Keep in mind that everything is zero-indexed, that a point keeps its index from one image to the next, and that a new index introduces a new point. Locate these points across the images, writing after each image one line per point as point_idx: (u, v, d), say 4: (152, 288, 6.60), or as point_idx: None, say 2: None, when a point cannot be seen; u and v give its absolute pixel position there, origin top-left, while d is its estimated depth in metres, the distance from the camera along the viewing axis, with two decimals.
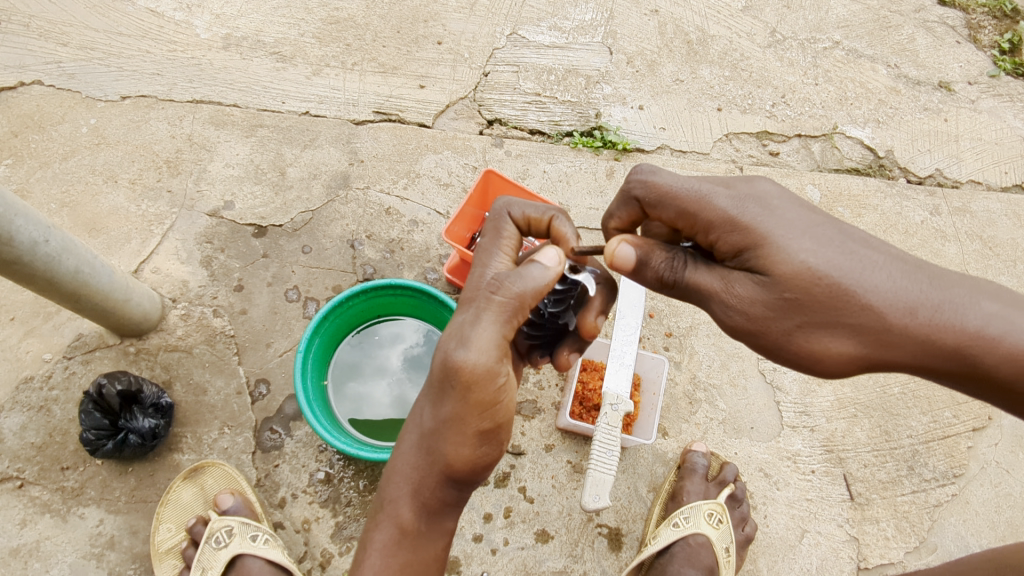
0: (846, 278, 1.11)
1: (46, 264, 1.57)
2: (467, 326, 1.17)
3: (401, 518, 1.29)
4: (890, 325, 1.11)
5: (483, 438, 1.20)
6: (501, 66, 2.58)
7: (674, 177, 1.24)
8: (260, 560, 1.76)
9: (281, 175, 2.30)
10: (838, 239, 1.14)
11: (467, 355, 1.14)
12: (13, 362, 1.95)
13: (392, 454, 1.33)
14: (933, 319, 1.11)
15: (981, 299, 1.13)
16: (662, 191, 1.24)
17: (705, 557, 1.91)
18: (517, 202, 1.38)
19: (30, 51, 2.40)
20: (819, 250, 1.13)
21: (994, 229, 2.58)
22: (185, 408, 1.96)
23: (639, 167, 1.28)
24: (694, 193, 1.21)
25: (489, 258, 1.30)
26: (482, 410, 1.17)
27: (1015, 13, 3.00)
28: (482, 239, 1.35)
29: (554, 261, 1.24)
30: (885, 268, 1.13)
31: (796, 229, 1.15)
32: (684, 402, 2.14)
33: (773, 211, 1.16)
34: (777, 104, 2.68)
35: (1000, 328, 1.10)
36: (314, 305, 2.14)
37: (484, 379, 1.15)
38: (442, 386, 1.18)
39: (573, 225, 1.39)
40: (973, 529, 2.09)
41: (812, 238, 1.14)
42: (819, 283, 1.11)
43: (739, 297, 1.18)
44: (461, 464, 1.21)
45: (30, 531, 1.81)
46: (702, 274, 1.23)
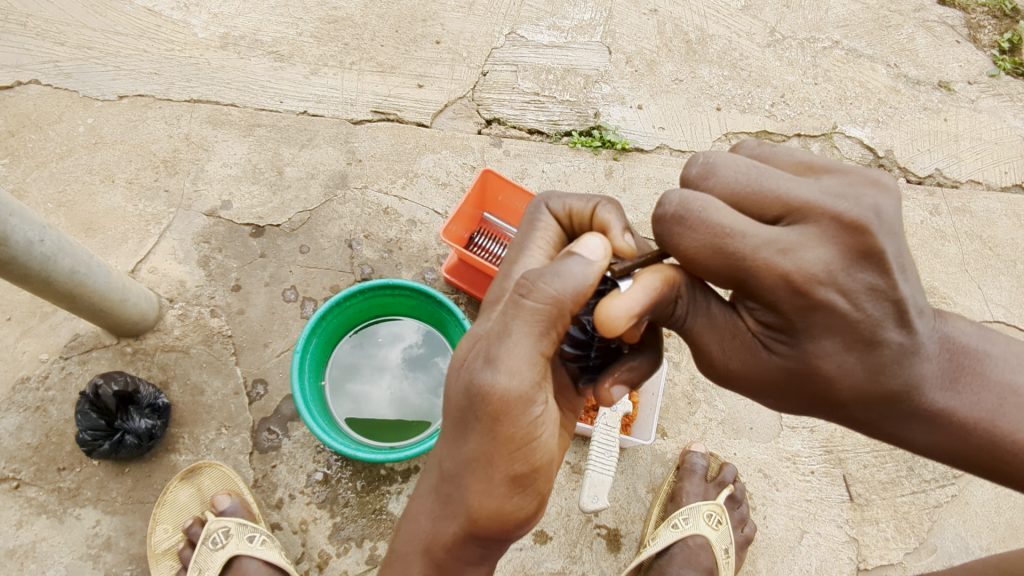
0: (845, 382, 1.09)
1: (41, 264, 1.56)
2: (495, 340, 1.10)
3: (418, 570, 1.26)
4: (859, 409, 1.13)
5: (513, 487, 1.14)
6: (500, 66, 2.57)
7: (713, 235, 1.02)
8: (257, 561, 1.77)
9: (279, 175, 2.29)
10: (861, 338, 1.05)
11: (494, 375, 1.07)
12: (9, 363, 1.94)
13: (417, 493, 1.31)
14: (902, 407, 1.11)
15: (951, 384, 1.11)
16: (690, 256, 1.05)
17: (704, 558, 1.91)
18: (558, 194, 1.31)
19: (27, 51, 2.39)
20: (832, 350, 1.07)
21: (994, 229, 2.57)
22: (181, 409, 1.95)
23: (670, 208, 1.05)
24: (733, 264, 1.03)
25: (520, 255, 1.25)
26: (510, 452, 1.11)
27: (1014, 13, 3.00)
28: (517, 233, 1.30)
29: (598, 253, 1.12)
30: (898, 361, 1.07)
31: (830, 312, 1.03)
32: (683, 402, 2.13)
33: (822, 282, 1.01)
34: (777, 103, 2.67)
35: (959, 413, 1.11)
36: (311, 305, 2.13)
37: (517, 407, 1.08)
38: (468, 420, 1.12)
39: (620, 215, 1.25)
40: (973, 530, 2.08)
41: (838, 334, 1.05)
42: (816, 379, 1.11)
43: (731, 357, 1.19)
44: (486, 515, 1.16)
45: (25, 533, 1.80)
46: (702, 324, 1.20)
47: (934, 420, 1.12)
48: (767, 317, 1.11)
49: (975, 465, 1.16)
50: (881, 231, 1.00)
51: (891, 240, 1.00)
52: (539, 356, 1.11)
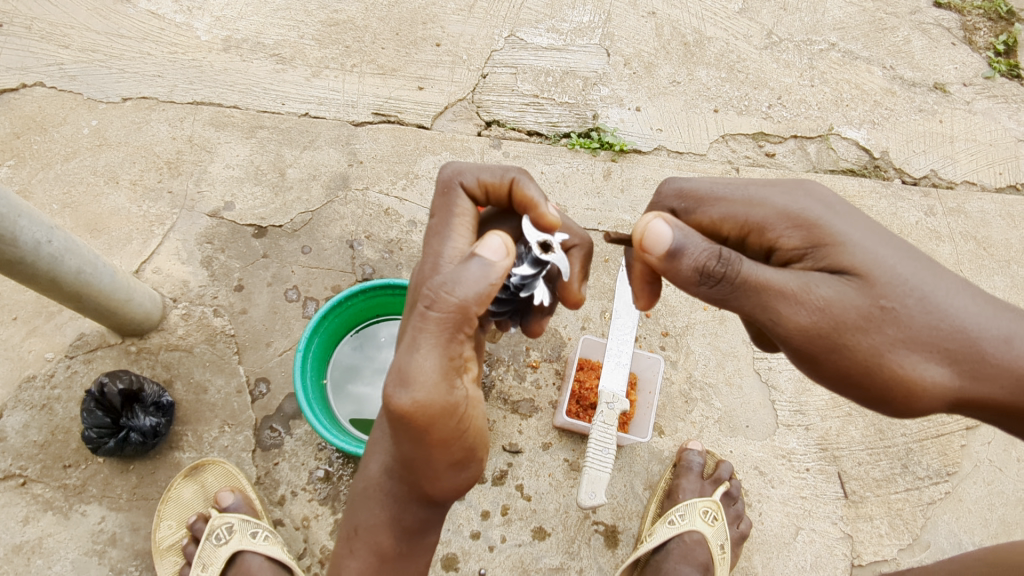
0: (934, 293, 1.12)
1: (49, 264, 1.59)
2: (403, 356, 1.11)
3: (381, 542, 1.38)
4: (962, 333, 1.11)
5: (455, 469, 1.21)
6: (499, 68, 2.60)
7: (706, 183, 1.35)
8: (259, 556, 1.80)
9: (281, 176, 2.32)
10: (917, 253, 1.16)
11: (407, 395, 1.07)
12: (15, 362, 1.97)
13: (365, 476, 1.39)
14: (1000, 327, 1.11)
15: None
16: (698, 196, 1.34)
17: (699, 554, 1.94)
18: (470, 169, 1.36)
19: (32, 53, 2.42)
20: (905, 260, 1.15)
21: (988, 230, 2.60)
22: (185, 407, 1.98)
23: (671, 180, 1.40)
24: (744, 195, 1.27)
25: (441, 244, 1.29)
26: (442, 449, 1.15)
27: (1009, 15, 3.03)
28: (435, 218, 1.35)
29: (500, 253, 1.15)
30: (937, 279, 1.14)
31: (878, 233, 1.18)
32: (680, 401, 2.16)
33: (847, 212, 1.20)
34: (773, 105, 2.70)
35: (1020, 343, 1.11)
36: (313, 305, 2.16)
37: (439, 416, 1.10)
38: (395, 431, 1.14)
39: (534, 184, 1.36)
40: (966, 527, 2.11)
41: (880, 247, 1.16)
42: (909, 295, 1.12)
43: (815, 299, 1.14)
44: (436, 492, 1.26)
45: (32, 529, 1.83)
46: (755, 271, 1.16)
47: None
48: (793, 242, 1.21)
49: None
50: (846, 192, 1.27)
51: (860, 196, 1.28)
52: (450, 363, 1.13)
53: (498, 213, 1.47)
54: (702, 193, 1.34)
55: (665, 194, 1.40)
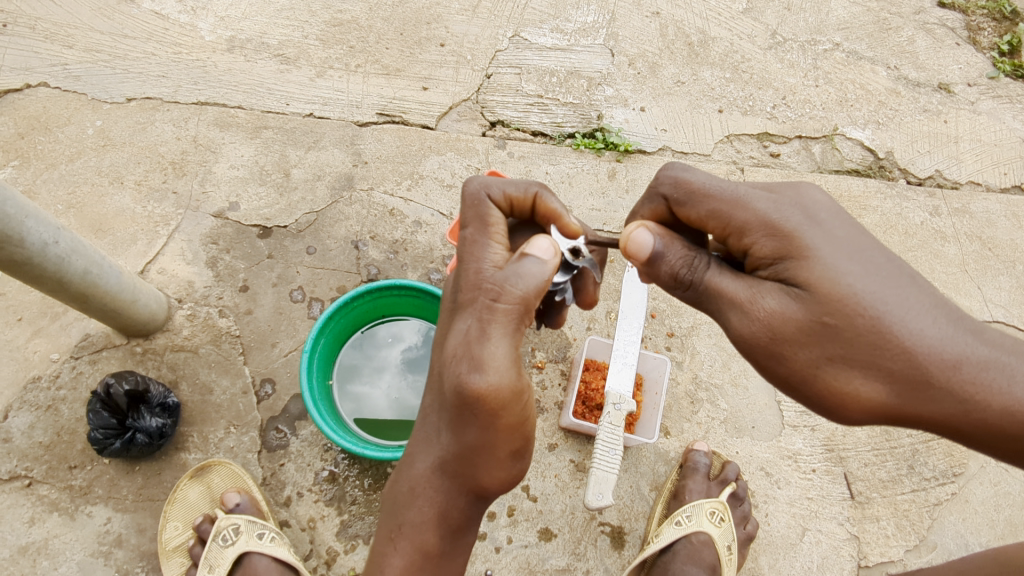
0: (888, 313, 1.08)
1: (56, 265, 1.59)
2: (475, 343, 1.15)
3: (425, 541, 1.32)
4: (908, 355, 1.07)
5: (514, 458, 1.25)
6: (504, 68, 2.60)
7: (705, 175, 1.24)
8: (266, 558, 1.79)
9: (286, 177, 2.31)
10: (888, 270, 1.11)
11: (483, 378, 1.12)
12: (20, 362, 1.97)
13: (407, 478, 1.33)
14: (948, 351, 1.07)
15: (981, 338, 1.10)
16: (691, 188, 1.23)
17: (707, 555, 1.93)
18: (495, 182, 1.32)
19: (35, 54, 2.41)
20: (868, 277, 1.10)
21: (993, 230, 2.59)
22: (190, 408, 1.98)
23: (671, 163, 1.27)
24: (732, 194, 1.19)
25: (482, 252, 1.26)
26: (510, 433, 1.19)
27: (1013, 15, 3.03)
28: (468, 231, 1.30)
29: (550, 253, 1.21)
30: (904, 299, 1.09)
31: (852, 248, 1.12)
32: (685, 402, 2.16)
33: (828, 223, 1.14)
34: (778, 105, 2.70)
35: (972, 369, 1.07)
36: (318, 305, 2.16)
37: (509, 401, 1.14)
38: (466, 415, 1.17)
39: (558, 198, 1.37)
40: (972, 527, 2.10)
41: (850, 263, 1.11)
42: (862, 313, 1.08)
43: (766, 311, 1.15)
44: (494, 485, 1.26)
45: (37, 530, 1.82)
46: (722, 280, 1.22)
47: (976, 376, 1.07)
48: (767, 249, 1.16)
49: (992, 435, 1.08)
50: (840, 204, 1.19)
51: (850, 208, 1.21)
52: (518, 353, 1.18)
53: (516, 224, 1.45)
54: (696, 185, 1.23)
55: (659, 180, 1.28)
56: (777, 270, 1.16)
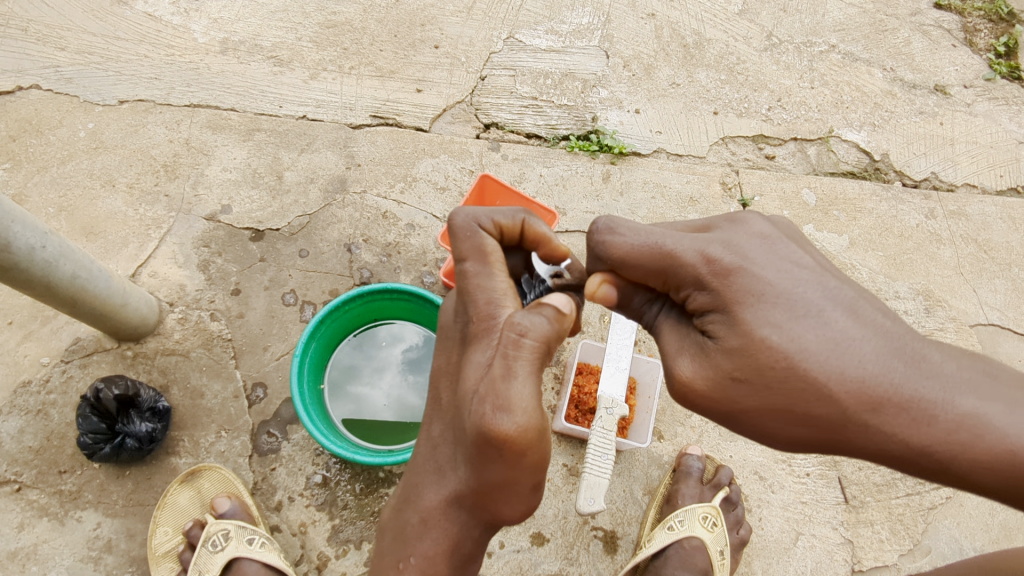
0: (806, 361, 1.06)
1: (43, 270, 1.58)
2: (500, 381, 1.10)
3: (439, 570, 1.31)
4: (824, 402, 1.05)
5: (534, 490, 1.22)
6: (498, 70, 2.59)
7: (633, 233, 1.16)
8: (255, 563, 1.79)
9: (278, 179, 2.30)
10: (814, 310, 1.09)
11: (512, 420, 1.07)
12: (10, 366, 1.96)
13: (418, 508, 1.31)
14: (868, 393, 1.04)
15: (915, 371, 1.06)
16: (621, 254, 1.17)
17: (699, 560, 1.92)
18: (483, 212, 1.30)
19: (28, 56, 2.41)
20: (788, 326, 1.07)
21: (989, 232, 2.59)
22: (181, 412, 1.97)
23: (597, 224, 1.19)
24: (660, 249, 1.15)
25: (489, 284, 1.23)
26: (534, 473, 1.15)
27: (1010, 17, 3.03)
28: (468, 264, 1.25)
29: (569, 307, 1.21)
30: (827, 340, 1.06)
31: (773, 296, 1.09)
32: (679, 405, 2.15)
33: (751, 268, 1.11)
34: (773, 107, 2.69)
35: (903, 406, 1.04)
36: (310, 309, 2.15)
37: (536, 442, 1.11)
38: (489, 455, 1.12)
39: (543, 221, 1.36)
40: (967, 532, 2.10)
41: (775, 311, 1.08)
42: (774, 367, 1.07)
43: (684, 368, 1.17)
44: (513, 515, 1.26)
45: (27, 535, 1.81)
46: (670, 330, 1.24)
47: (898, 417, 1.04)
48: (704, 300, 1.14)
49: (928, 469, 1.06)
50: (780, 245, 1.15)
51: (789, 237, 1.18)
52: (542, 391, 1.13)
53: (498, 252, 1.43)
54: (624, 248, 1.16)
55: (591, 244, 1.20)
56: (708, 322, 1.15)
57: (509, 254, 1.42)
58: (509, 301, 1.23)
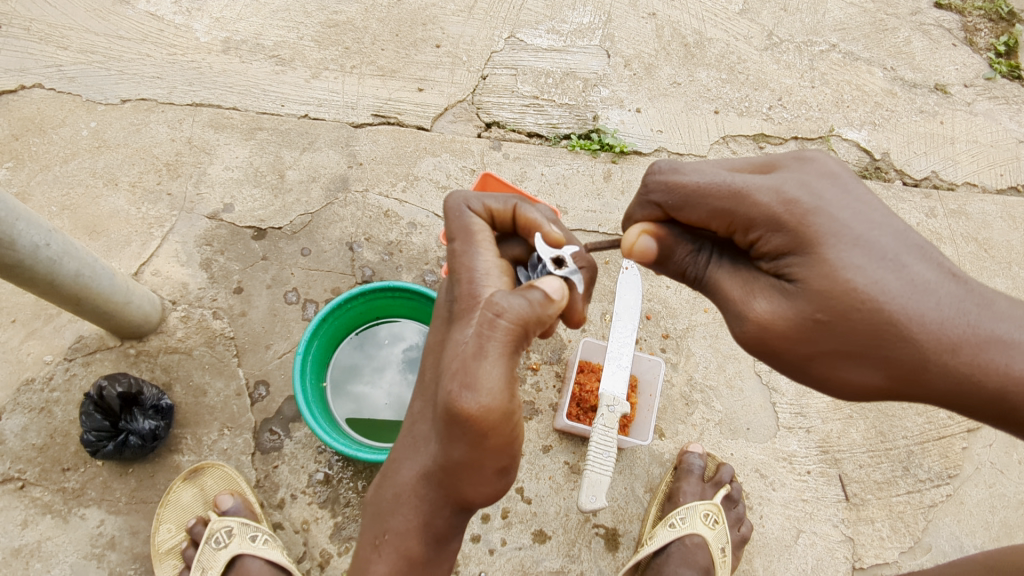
0: (892, 301, 1.04)
1: (47, 267, 1.58)
2: (470, 360, 1.10)
3: (409, 548, 1.32)
4: (907, 344, 1.04)
5: (501, 475, 1.21)
6: (499, 69, 2.60)
7: (697, 173, 1.16)
8: (259, 560, 1.79)
9: (280, 178, 2.31)
10: (894, 252, 1.06)
11: (475, 399, 1.07)
12: (13, 364, 1.96)
13: (394, 483, 1.33)
14: (947, 336, 1.04)
15: (989, 315, 1.06)
16: (686, 191, 1.16)
17: (700, 557, 1.92)
18: (475, 195, 1.35)
19: (30, 55, 2.41)
20: (869, 268, 1.05)
21: (989, 231, 2.59)
22: (184, 410, 1.98)
23: (658, 167, 1.21)
24: (728, 187, 1.12)
25: (474, 261, 1.26)
26: (498, 454, 1.14)
27: (1010, 16, 3.03)
28: (455, 243, 1.30)
29: (558, 292, 1.20)
30: (909, 283, 1.04)
31: (854, 237, 1.06)
32: (680, 403, 2.15)
33: (829, 209, 1.07)
34: (774, 106, 2.70)
35: (978, 349, 1.04)
36: (312, 307, 2.15)
37: (499, 423, 1.10)
38: (453, 431, 1.13)
39: (538, 209, 1.37)
40: (968, 529, 2.10)
41: (860, 252, 1.06)
42: (860, 307, 1.05)
43: (757, 311, 1.15)
44: (481, 499, 1.24)
45: (30, 532, 1.82)
46: (725, 277, 1.21)
47: (976, 358, 1.04)
48: (776, 241, 1.11)
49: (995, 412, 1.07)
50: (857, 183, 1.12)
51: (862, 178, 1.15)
52: (513, 374, 1.13)
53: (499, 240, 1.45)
54: (689, 186, 1.16)
55: (650, 185, 1.22)
56: (783, 263, 1.12)
57: (507, 243, 1.42)
58: (493, 281, 1.24)
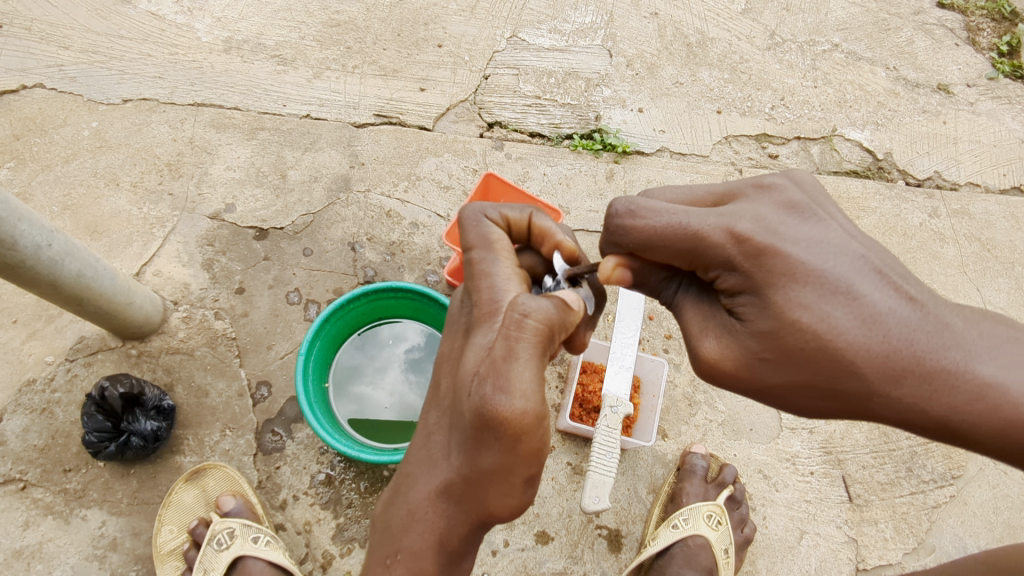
0: (835, 339, 1.01)
1: (49, 268, 1.58)
2: (501, 361, 1.08)
3: (427, 564, 1.29)
4: (850, 378, 1.02)
5: (526, 485, 1.19)
6: (501, 69, 2.59)
7: (656, 214, 1.09)
8: (261, 561, 1.78)
9: (282, 178, 2.30)
10: (841, 287, 1.02)
11: (510, 401, 1.05)
12: (15, 365, 1.96)
13: (410, 498, 1.30)
14: (893, 367, 1.01)
15: (941, 343, 1.01)
16: (646, 235, 1.10)
17: (704, 558, 1.92)
18: (490, 205, 1.35)
19: (31, 54, 2.40)
20: (816, 306, 1.02)
21: (992, 232, 2.59)
22: (186, 411, 1.97)
23: (617, 204, 1.11)
24: (683, 229, 1.08)
25: (494, 268, 1.23)
26: (529, 463, 1.12)
27: (1013, 16, 3.03)
28: (473, 250, 1.27)
29: (576, 305, 1.23)
30: (858, 319, 1.01)
31: (800, 275, 1.03)
32: (683, 404, 2.15)
33: (778, 248, 1.04)
34: (776, 106, 2.69)
35: (926, 380, 1.00)
36: (314, 308, 2.15)
37: (533, 426, 1.08)
38: (486, 437, 1.10)
39: (551, 220, 1.39)
40: (971, 530, 2.10)
41: (807, 291, 1.02)
42: (803, 346, 1.03)
43: (709, 348, 1.14)
44: (504, 511, 1.22)
45: (32, 533, 1.81)
46: (688, 309, 1.20)
47: (920, 390, 1.01)
48: (732, 280, 1.09)
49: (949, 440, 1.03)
50: (810, 218, 1.07)
51: (819, 204, 1.10)
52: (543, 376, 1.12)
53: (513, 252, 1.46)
54: (647, 230, 1.10)
55: (612, 229, 1.13)
56: (736, 303, 1.10)
57: (519, 254, 1.42)
58: (514, 285, 1.22)
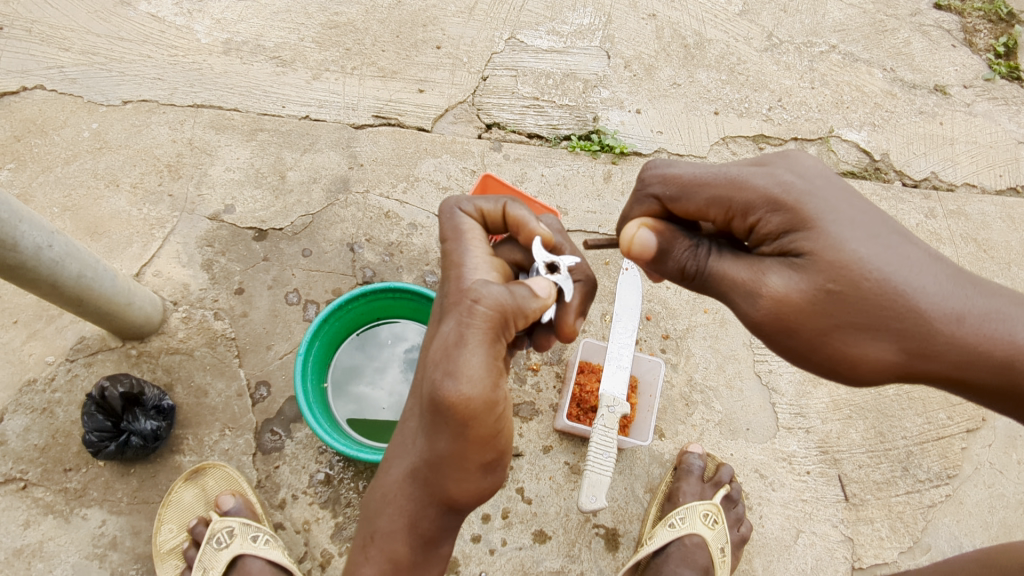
0: (895, 274, 1.07)
1: (50, 269, 1.59)
2: (452, 348, 1.12)
3: (396, 550, 1.32)
4: (914, 314, 1.06)
5: (485, 470, 1.21)
6: (499, 70, 2.60)
7: (692, 166, 1.21)
8: (260, 560, 1.79)
9: (281, 179, 2.32)
10: (889, 232, 1.10)
11: (456, 386, 1.08)
12: (15, 365, 1.97)
13: (381, 483, 1.34)
14: (949, 306, 1.07)
15: (982, 290, 1.10)
16: (682, 182, 1.21)
17: (700, 557, 1.93)
18: (465, 197, 1.38)
19: (32, 56, 2.42)
20: (868, 242, 1.09)
21: (988, 232, 2.60)
22: (185, 410, 1.98)
23: (654, 162, 1.25)
24: (725, 175, 1.17)
25: (465, 259, 1.29)
26: (481, 447, 1.15)
27: (1009, 17, 3.04)
28: (447, 243, 1.33)
29: (544, 292, 1.24)
30: (910, 260, 1.08)
31: (852, 215, 1.10)
32: (680, 404, 2.16)
33: (823, 191, 1.12)
34: (773, 108, 2.70)
35: (978, 320, 1.07)
36: (313, 308, 2.16)
37: (482, 412, 1.11)
38: (439, 422, 1.14)
39: (527, 208, 1.37)
40: (967, 529, 2.11)
41: (858, 230, 1.09)
42: (868, 278, 1.07)
43: (770, 289, 1.14)
44: (465, 497, 1.24)
45: (32, 532, 1.83)
46: (727, 263, 1.21)
47: (978, 328, 1.07)
48: (774, 223, 1.14)
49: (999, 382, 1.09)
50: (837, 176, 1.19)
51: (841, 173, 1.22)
52: (494, 363, 1.14)
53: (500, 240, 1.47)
54: (686, 177, 1.20)
55: (647, 179, 1.25)
56: (785, 243, 1.13)
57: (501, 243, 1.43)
58: (480, 273, 1.28)
